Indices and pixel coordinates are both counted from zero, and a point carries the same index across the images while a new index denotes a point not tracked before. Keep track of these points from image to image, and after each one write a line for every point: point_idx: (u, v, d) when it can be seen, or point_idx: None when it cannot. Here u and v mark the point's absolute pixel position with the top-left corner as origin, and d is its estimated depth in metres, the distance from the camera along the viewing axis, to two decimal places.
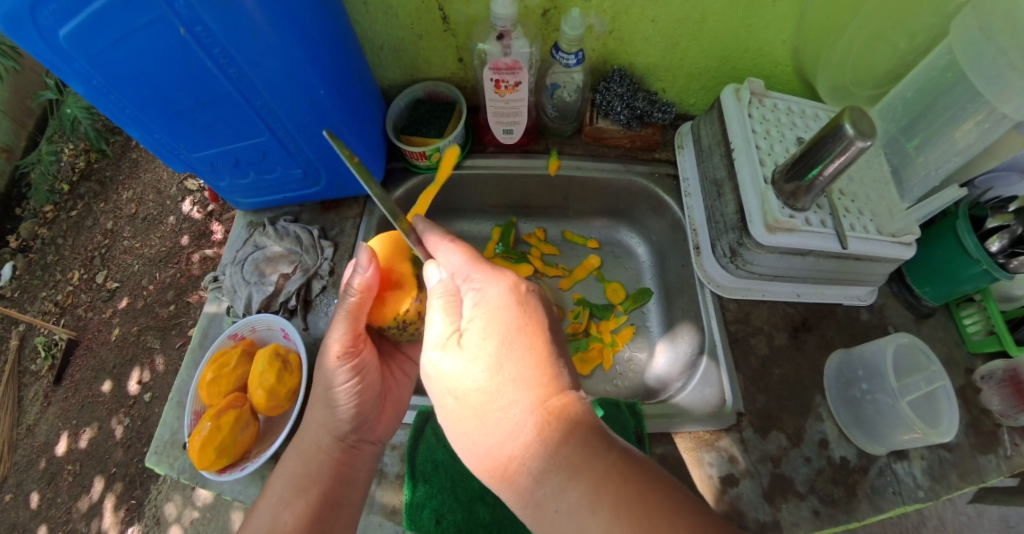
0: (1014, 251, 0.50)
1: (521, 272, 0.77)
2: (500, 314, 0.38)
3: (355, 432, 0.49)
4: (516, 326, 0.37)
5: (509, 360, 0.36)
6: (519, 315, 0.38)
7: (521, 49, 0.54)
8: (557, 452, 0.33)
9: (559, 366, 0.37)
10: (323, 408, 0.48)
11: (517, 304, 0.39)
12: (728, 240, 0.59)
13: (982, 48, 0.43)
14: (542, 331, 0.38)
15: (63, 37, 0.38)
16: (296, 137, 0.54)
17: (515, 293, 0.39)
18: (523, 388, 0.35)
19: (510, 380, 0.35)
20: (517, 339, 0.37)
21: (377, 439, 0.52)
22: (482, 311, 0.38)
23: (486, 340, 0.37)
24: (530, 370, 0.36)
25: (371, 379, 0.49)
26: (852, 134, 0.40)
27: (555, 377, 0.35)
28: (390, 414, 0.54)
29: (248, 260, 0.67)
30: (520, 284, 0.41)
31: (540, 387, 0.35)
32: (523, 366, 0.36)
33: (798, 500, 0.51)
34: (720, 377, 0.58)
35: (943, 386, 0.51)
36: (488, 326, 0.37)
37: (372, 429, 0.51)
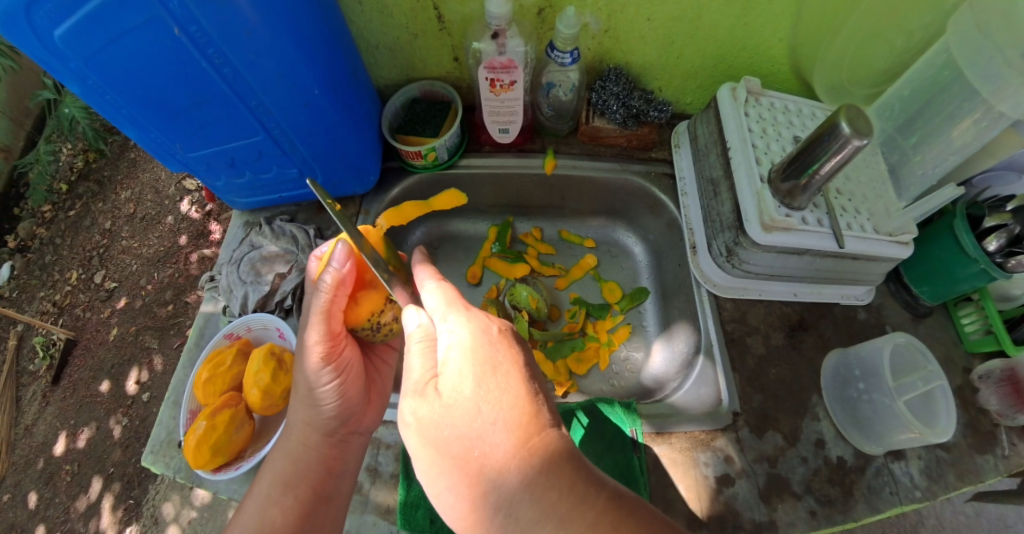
0: (1011, 250, 0.50)
1: (518, 272, 0.77)
2: (476, 360, 0.37)
3: (342, 425, 0.49)
4: (493, 371, 0.37)
5: (485, 408, 0.35)
6: (495, 360, 0.38)
7: (516, 48, 0.54)
8: (544, 500, 0.33)
9: (538, 407, 0.36)
10: (307, 406, 0.48)
11: (492, 345, 0.39)
12: (725, 239, 0.58)
13: (980, 45, 0.42)
14: (520, 374, 0.38)
15: (58, 37, 0.37)
16: (291, 137, 0.54)
17: (491, 336, 0.39)
18: (504, 437, 0.34)
19: (488, 428, 0.35)
20: (495, 386, 0.36)
21: (365, 430, 0.52)
22: (457, 356, 0.38)
23: (463, 388, 0.37)
24: (508, 416, 0.35)
25: (354, 373, 0.49)
26: (849, 133, 0.40)
27: (535, 420, 0.35)
28: (376, 406, 0.54)
29: (244, 259, 0.67)
30: (494, 324, 0.41)
31: (521, 433, 0.34)
32: (501, 414, 0.35)
33: (794, 500, 0.51)
34: (716, 377, 0.58)
35: (941, 385, 0.50)
36: (466, 373, 0.37)
37: (359, 421, 0.51)
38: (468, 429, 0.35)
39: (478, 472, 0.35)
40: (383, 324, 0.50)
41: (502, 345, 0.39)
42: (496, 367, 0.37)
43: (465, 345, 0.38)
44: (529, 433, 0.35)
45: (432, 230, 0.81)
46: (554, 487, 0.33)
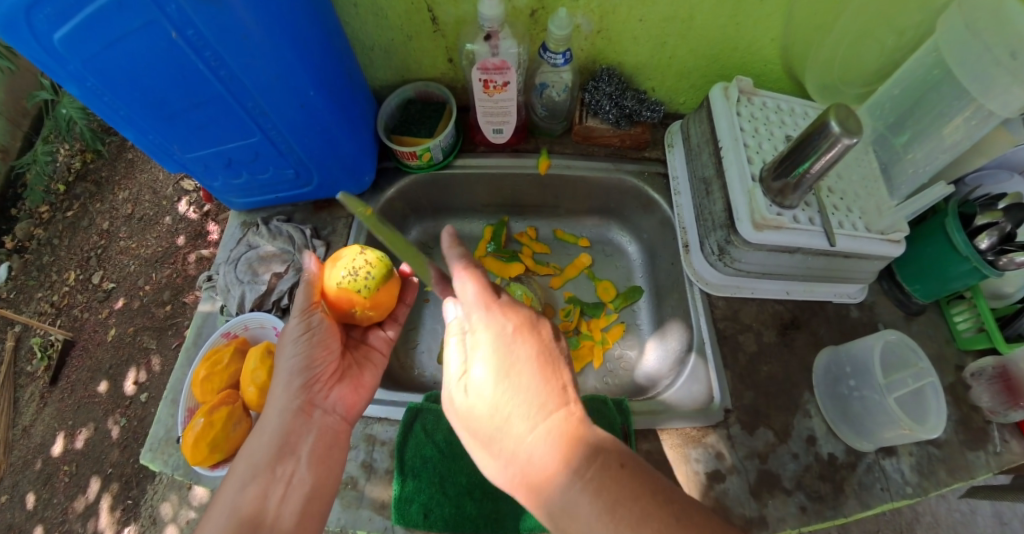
0: (1003, 248, 0.51)
1: (512, 271, 0.78)
2: (518, 338, 0.41)
3: (306, 392, 0.50)
4: (531, 347, 0.41)
5: (532, 380, 0.40)
6: (526, 344, 0.41)
7: (509, 49, 0.54)
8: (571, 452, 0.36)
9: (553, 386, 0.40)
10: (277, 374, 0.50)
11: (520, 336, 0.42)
12: (717, 238, 0.59)
13: (970, 45, 0.43)
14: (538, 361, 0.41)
15: (57, 40, 0.38)
16: (288, 138, 0.54)
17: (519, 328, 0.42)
18: (541, 394, 0.39)
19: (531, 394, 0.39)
20: (539, 362, 0.41)
21: (333, 406, 0.51)
22: (500, 336, 0.41)
23: (506, 362, 0.40)
24: (548, 375, 0.40)
25: (331, 343, 0.53)
26: (838, 132, 0.41)
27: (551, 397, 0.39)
28: (348, 387, 0.53)
29: (241, 259, 0.67)
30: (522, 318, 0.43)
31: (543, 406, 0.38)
32: (541, 378, 0.40)
33: (785, 496, 0.51)
34: (708, 374, 0.59)
35: (931, 382, 0.51)
36: (506, 353, 0.40)
37: (324, 395, 0.51)
38: (514, 400, 0.39)
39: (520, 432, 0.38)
40: (360, 267, 0.51)
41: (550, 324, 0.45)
42: (542, 347, 0.42)
43: (506, 322, 0.42)
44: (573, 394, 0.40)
45: (427, 230, 0.81)
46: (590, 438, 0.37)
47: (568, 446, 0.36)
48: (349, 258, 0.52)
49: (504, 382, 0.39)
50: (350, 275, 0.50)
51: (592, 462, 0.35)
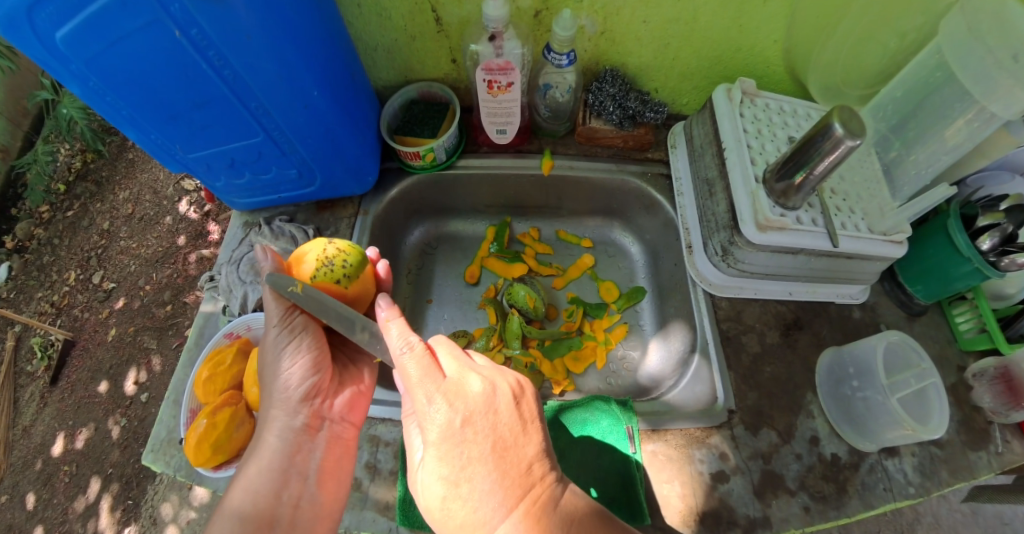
0: (1005, 249, 0.52)
1: (515, 272, 0.77)
2: (468, 428, 0.37)
3: (309, 406, 0.50)
4: (483, 435, 0.38)
5: (488, 473, 0.36)
6: (478, 433, 0.37)
7: (512, 50, 0.54)
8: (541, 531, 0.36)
9: (519, 464, 0.38)
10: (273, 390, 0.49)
11: (488, 412, 0.38)
12: (721, 239, 0.59)
13: (972, 47, 0.43)
14: (506, 438, 0.38)
15: (59, 39, 0.38)
16: (291, 138, 0.54)
17: (488, 402, 0.39)
18: (498, 486, 0.36)
19: (495, 476, 0.37)
20: (505, 441, 0.38)
21: (339, 416, 0.52)
22: (449, 427, 0.37)
23: (456, 458, 0.37)
24: (504, 461, 0.37)
25: (321, 346, 0.51)
26: (841, 134, 0.41)
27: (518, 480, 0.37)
28: (350, 393, 0.53)
29: (244, 259, 0.67)
30: (489, 390, 0.39)
31: (509, 492, 0.36)
32: (498, 468, 0.37)
33: (788, 496, 0.51)
34: (711, 374, 0.59)
35: (933, 382, 0.51)
36: (457, 446, 0.37)
37: (328, 406, 0.51)
38: (470, 498, 0.36)
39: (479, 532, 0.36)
40: (333, 256, 0.49)
41: (510, 388, 0.41)
42: (499, 428, 0.38)
43: (453, 411, 0.37)
44: (536, 473, 0.38)
45: (429, 230, 0.81)
46: (553, 528, 0.36)
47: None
48: (320, 251, 0.50)
49: (459, 479, 0.36)
50: (325, 266, 0.49)
51: None
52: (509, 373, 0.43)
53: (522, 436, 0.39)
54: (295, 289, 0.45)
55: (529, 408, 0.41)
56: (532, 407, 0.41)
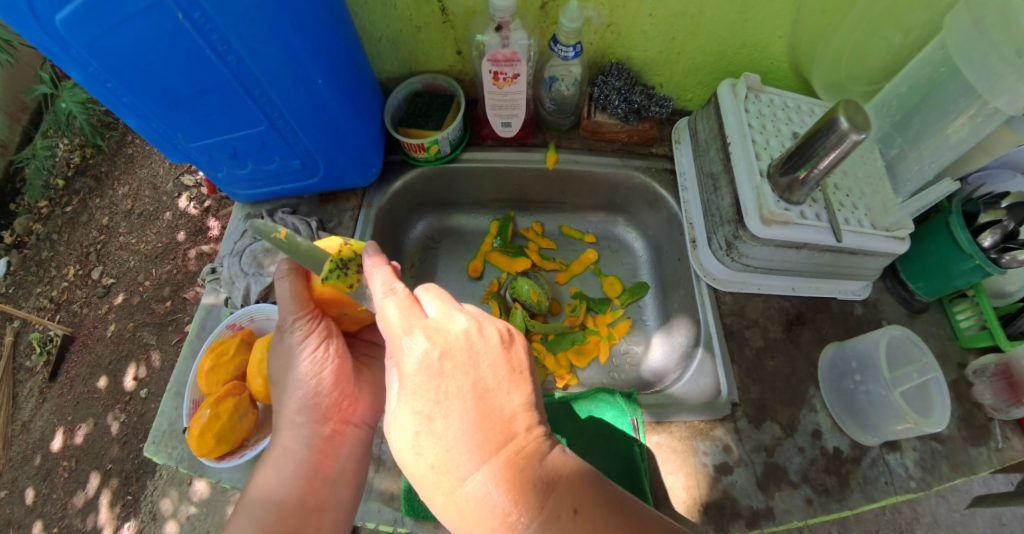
0: (1005, 246, 0.52)
1: (519, 266, 0.78)
2: (446, 362, 0.37)
3: (335, 413, 0.50)
4: (463, 373, 0.37)
5: (464, 408, 0.36)
6: (457, 369, 0.37)
7: (519, 41, 0.55)
8: (516, 470, 0.35)
9: (497, 404, 0.37)
10: (299, 398, 0.49)
11: (467, 350, 0.38)
12: (725, 233, 0.59)
13: (977, 42, 0.43)
14: (484, 378, 0.38)
15: (59, 22, 0.37)
16: (294, 127, 0.54)
17: (470, 341, 0.39)
18: (475, 425, 0.36)
19: (471, 412, 0.36)
20: (484, 380, 0.38)
21: (360, 422, 0.52)
22: (427, 360, 0.37)
23: (432, 392, 0.36)
24: (483, 400, 0.37)
25: (341, 351, 0.51)
26: (847, 127, 0.41)
27: (494, 420, 0.37)
28: (367, 395, 0.54)
29: (246, 250, 0.67)
30: (473, 330, 0.39)
31: (483, 430, 0.36)
32: (476, 408, 0.36)
33: (791, 489, 0.51)
34: (715, 368, 0.59)
35: (936, 377, 0.51)
36: (433, 380, 0.37)
37: (349, 410, 0.51)
38: (443, 433, 0.36)
39: (452, 472, 0.35)
40: (349, 262, 0.46)
41: (496, 333, 0.41)
42: (479, 367, 0.38)
43: (432, 345, 0.37)
44: (514, 418, 0.38)
45: (433, 224, 0.81)
46: (530, 474, 0.36)
47: (511, 492, 0.35)
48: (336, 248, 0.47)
49: (433, 414, 0.36)
50: (341, 269, 0.45)
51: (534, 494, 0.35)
52: (497, 320, 0.43)
53: (502, 379, 0.39)
54: (277, 235, 0.42)
55: (515, 356, 0.41)
56: (518, 356, 0.41)
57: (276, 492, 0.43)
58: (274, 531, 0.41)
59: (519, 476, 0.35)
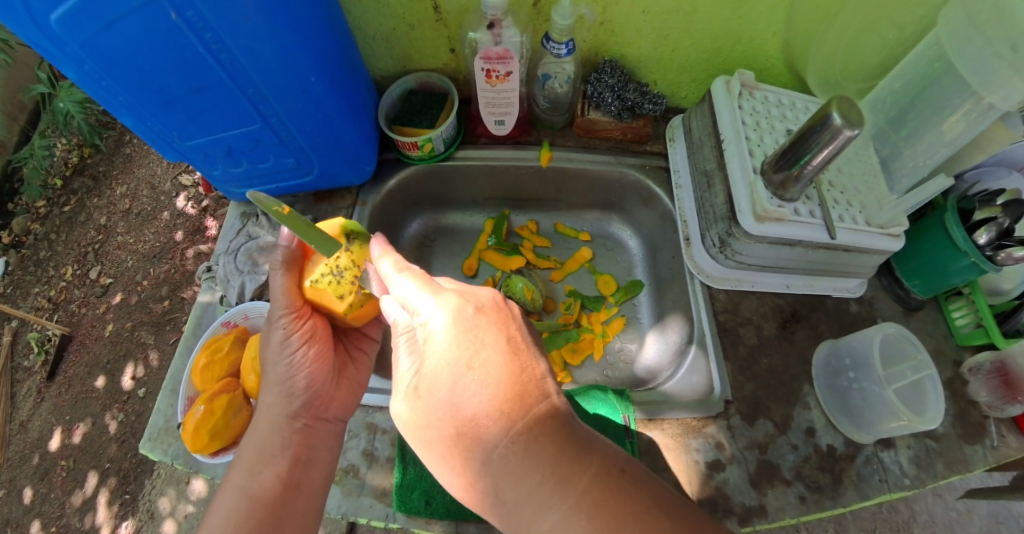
0: (1001, 243, 0.51)
1: (513, 265, 0.77)
2: (479, 318, 0.38)
3: (308, 409, 0.49)
4: (495, 327, 0.38)
5: (501, 359, 0.36)
6: (489, 323, 0.37)
7: (512, 38, 0.54)
8: (552, 426, 0.34)
9: (530, 360, 0.37)
10: (276, 388, 0.48)
11: (497, 311, 0.39)
12: (718, 230, 0.59)
13: (971, 37, 0.43)
14: (514, 337, 0.38)
15: (53, 21, 0.37)
16: (288, 126, 0.54)
17: (495, 306, 0.40)
18: (512, 375, 0.35)
19: (506, 363, 0.36)
20: (514, 339, 0.38)
21: (334, 417, 0.52)
22: (461, 315, 0.37)
23: (467, 343, 0.36)
24: (517, 355, 0.37)
25: (324, 351, 0.50)
26: (841, 124, 0.41)
27: (529, 372, 0.36)
28: (345, 392, 0.54)
29: (241, 249, 0.67)
30: (498, 298, 0.41)
31: (522, 379, 0.35)
32: (511, 359, 0.36)
33: (784, 486, 0.51)
34: (708, 365, 0.59)
35: (930, 374, 0.51)
36: (469, 332, 0.36)
37: (325, 408, 0.51)
38: (482, 384, 0.34)
39: (495, 425, 0.33)
40: (345, 268, 0.45)
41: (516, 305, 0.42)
42: (508, 328, 0.39)
43: (465, 303, 0.38)
44: (547, 378, 0.37)
45: (428, 223, 0.81)
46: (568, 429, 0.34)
47: (556, 443, 0.32)
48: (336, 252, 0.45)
49: (472, 364, 0.35)
50: (335, 276, 0.44)
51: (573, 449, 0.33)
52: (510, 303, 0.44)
53: (529, 342, 0.39)
54: (281, 208, 0.36)
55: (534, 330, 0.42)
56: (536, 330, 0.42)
57: (258, 469, 0.44)
58: (258, 501, 0.42)
59: (558, 429, 0.34)
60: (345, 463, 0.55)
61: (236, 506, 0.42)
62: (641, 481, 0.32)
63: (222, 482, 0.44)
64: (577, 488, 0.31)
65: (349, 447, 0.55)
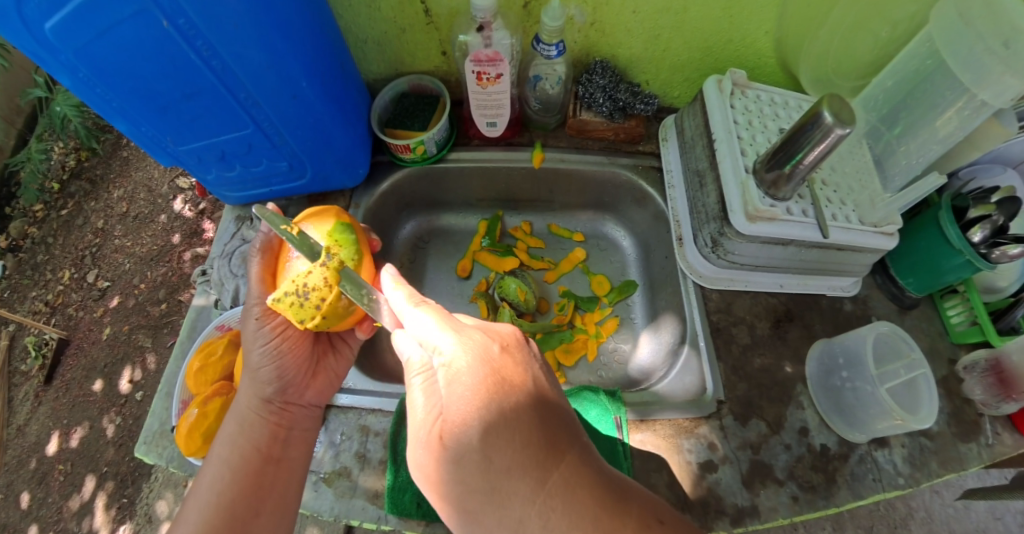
0: (996, 241, 0.51)
1: (507, 266, 0.77)
2: (504, 357, 0.36)
3: (281, 394, 0.51)
4: (519, 368, 0.36)
5: (530, 402, 0.34)
6: (515, 362, 0.36)
7: (501, 41, 0.54)
8: (587, 474, 0.31)
9: (556, 403, 0.35)
10: (250, 374, 0.50)
11: (518, 351, 0.38)
12: (710, 230, 0.59)
13: (963, 34, 0.43)
14: (539, 378, 0.36)
15: (48, 29, 0.37)
16: (280, 130, 0.54)
17: (515, 344, 0.38)
18: (544, 416, 0.33)
19: (535, 407, 0.33)
20: (538, 380, 0.36)
21: (309, 402, 0.53)
22: (486, 353, 0.35)
23: (497, 383, 0.34)
24: (546, 395, 0.35)
25: (298, 343, 0.51)
26: (831, 122, 0.41)
27: (558, 416, 0.34)
28: (322, 382, 0.55)
29: (236, 253, 0.66)
30: (518, 338, 0.39)
31: (552, 423, 0.33)
32: (541, 401, 0.34)
33: (777, 486, 0.51)
34: (700, 366, 0.59)
35: (924, 374, 0.51)
36: (496, 372, 0.34)
37: (300, 395, 0.52)
38: (513, 429, 0.32)
39: (530, 476, 0.30)
40: (313, 290, 0.43)
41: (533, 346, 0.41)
42: (531, 368, 0.37)
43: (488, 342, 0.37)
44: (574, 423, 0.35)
45: (421, 224, 0.81)
46: (602, 478, 0.32)
47: (595, 494, 0.30)
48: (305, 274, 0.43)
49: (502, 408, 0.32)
50: (301, 298, 0.43)
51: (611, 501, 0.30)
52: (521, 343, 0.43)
53: (551, 384, 0.37)
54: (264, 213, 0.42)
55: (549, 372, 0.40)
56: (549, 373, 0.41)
57: (237, 442, 0.47)
58: (239, 471, 0.46)
59: (593, 480, 0.31)
60: (338, 465, 0.55)
61: (220, 474, 0.46)
62: (679, 530, 0.31)
63: (209, 453, 0.48)
64: None
65: (342, 449, 0.55)
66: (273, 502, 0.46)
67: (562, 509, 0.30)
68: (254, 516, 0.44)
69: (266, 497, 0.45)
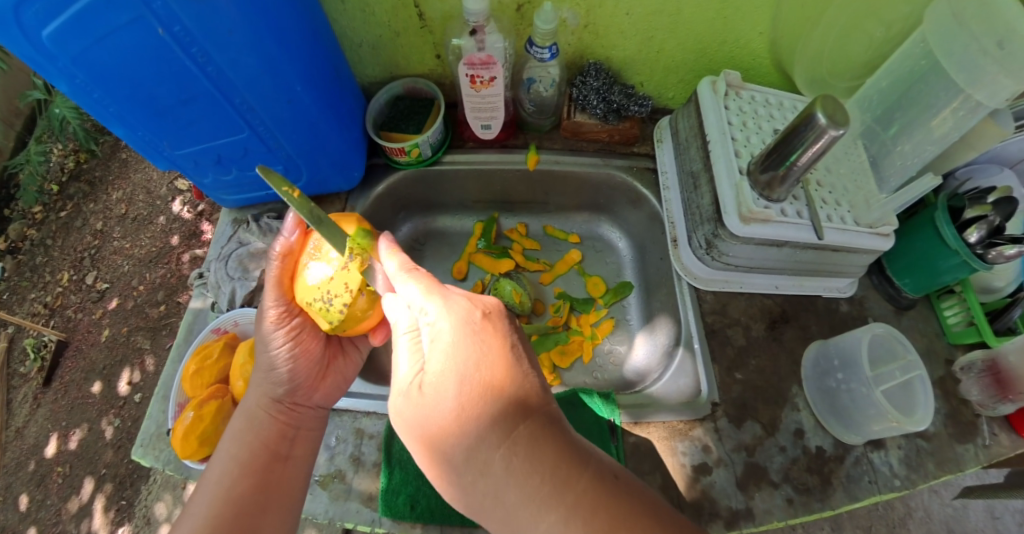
0: (992, 241, 0.51)
1: (502, 267, 0.77)
2: (486, 323, 0.36)
3: (290, 395, 0.51)
4: (500, 333, 0.36)
5: (506, 364, 0.34)
6: (497, 329, 0.36)
7: (495, 44, 0.54)
8: (553, 433, 0.32)
9: (530, 367, 0.36)
10: (262, 375, 0.50)
11: (502, 317, 0.38)
12: (704, 232, 0.59)
13: (956, 36, 0.43)
14: (518, 345, 0.37)
15: (45, 37, 0.37)
16: (276, 134, 0.54)
17: (500, 311, 0.38)
18: (516, 376, 0.34)
19: (508, 369, 0.34)
20: (517, 346, 0.37)
21: (316, 405, 0.53)
22: (468, 318, 0.36)
23: (473, 346, 0.34)
24: (523, 362, 0.35)
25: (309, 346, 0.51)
26: (825, 123, 0.41)
27: (531, 379, 0.35)
28: (330, 384, 0.55)
29: (232, 256, 0.66)
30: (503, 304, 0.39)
31: (523, 385, 0.34)
32: (516, 365, 0.35)
33: (772, 488, 0.51)
34: (695, 368, 0.59)
35: (920, 375, 0.51)
36: (475, 336, 0.35)
37: (309, 397, 0.52)
38: (483, 385, 0.33)
39: (496, 427, 0.32)
40: (336, 296, 0.42)
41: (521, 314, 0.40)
42: (512, 334, 0.37)
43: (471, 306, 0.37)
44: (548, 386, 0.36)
45: (417, 226, 0.81)
46: (567, 438, 0.32)
47: (558, 450, 0.31)
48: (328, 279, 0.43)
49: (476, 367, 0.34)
50: (325, 305, 0.43)
51: (573, 459, 0.31)
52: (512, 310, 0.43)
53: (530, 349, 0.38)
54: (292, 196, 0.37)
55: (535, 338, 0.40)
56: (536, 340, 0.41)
57: (245, 438, 0.47)
58: (247, 466, 0.45)
59: (559, 438, 0.32)
60: (332, 468, 0.54)
61: (227, 469, 0.45)
62: (635, 488, 0.32)
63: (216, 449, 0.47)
64: (575, 493, 0.30)
65: (337, 452, 0.55)
66: (280, 499, 0.45)
67: (522, 460, 0.31)
68: (260, 514, 0.43)
69: (271, 494, 0.44)
